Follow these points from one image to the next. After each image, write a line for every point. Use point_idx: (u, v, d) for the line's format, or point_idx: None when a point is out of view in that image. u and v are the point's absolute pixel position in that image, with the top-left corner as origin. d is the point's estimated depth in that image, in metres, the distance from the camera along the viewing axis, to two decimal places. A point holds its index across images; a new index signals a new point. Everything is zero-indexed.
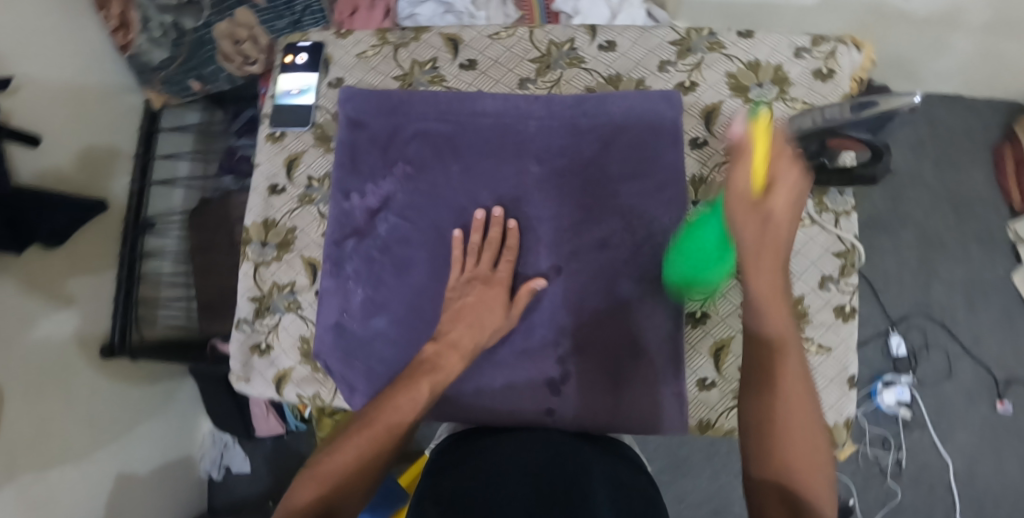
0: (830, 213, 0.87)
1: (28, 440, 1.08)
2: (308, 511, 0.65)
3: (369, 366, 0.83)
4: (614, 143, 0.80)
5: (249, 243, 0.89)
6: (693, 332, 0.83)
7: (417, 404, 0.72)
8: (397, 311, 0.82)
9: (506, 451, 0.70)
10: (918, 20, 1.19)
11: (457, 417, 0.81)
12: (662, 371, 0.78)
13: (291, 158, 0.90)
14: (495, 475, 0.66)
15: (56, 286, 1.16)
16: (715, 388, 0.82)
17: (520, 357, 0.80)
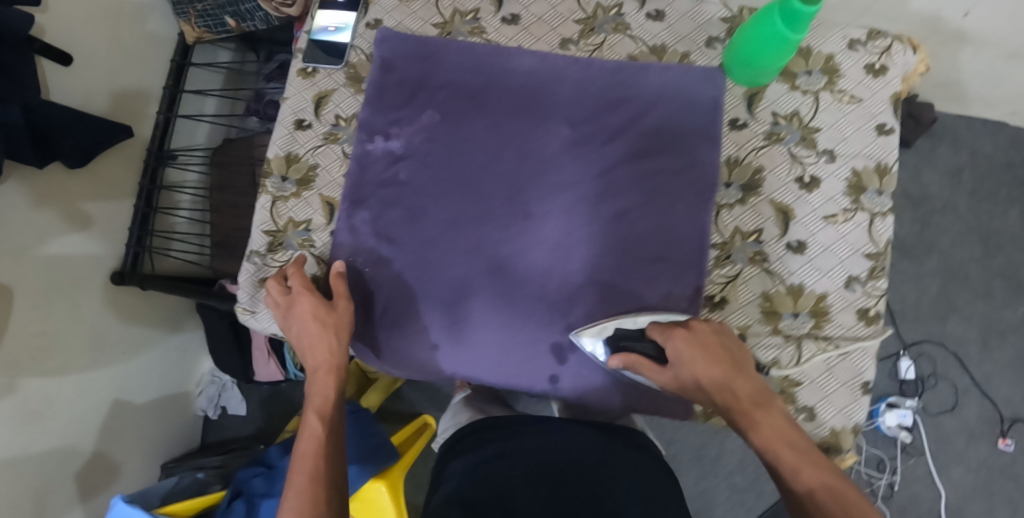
0: (864, 213, 0.78)
1: (31, 355, 1.13)
2: None
3: (372, 309, 0.79)
4: (646, 117, 0.77)
5: (269, 176, 0.82)
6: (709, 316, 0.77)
7: (318, 434, 0.73)
8: (403, 258, 0.78)
9: (504, 446, 0.82)
10: (971, 39, 1.15)
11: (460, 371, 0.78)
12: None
13: (321, 95, 0.84)
14: (498, 476, 0.78)
15: (69, 208, 1.17)
16: None
17: (524, 318, 0.75)
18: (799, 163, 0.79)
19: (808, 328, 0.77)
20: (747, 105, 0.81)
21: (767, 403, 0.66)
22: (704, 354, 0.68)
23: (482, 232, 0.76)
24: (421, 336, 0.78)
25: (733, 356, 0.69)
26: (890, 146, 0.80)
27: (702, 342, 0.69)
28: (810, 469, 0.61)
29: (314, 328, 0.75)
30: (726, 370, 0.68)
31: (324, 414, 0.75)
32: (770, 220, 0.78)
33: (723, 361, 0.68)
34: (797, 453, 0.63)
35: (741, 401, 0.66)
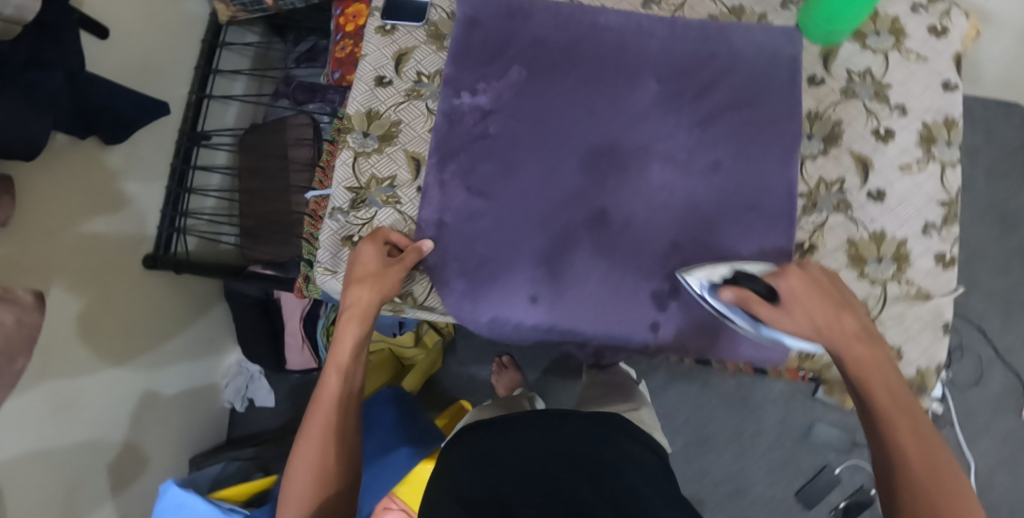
0: (937, 162, 0.81)
1: (63, 340, 1.08)
2: None
3: (465, 264, 0.77)
4: (732, 72, 0.80)
5: (350, 132, 0.80)
6: (799, 262, 0.80)
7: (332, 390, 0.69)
8: (497, 211, 0.77)
9: (507, 444, 0.84)
10: (998, 17, 1.20)
11: (560, 325, 0.76)
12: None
13: (400, 52, 0.82)
14: (498, 473, 0.79)
15: (104, 188, 1.13)
16: None
17: (621, 267, 0.76)
18: (875, 117, 0.82)
19: (892, 272, 0.79)
20: (824, 62, 0.84)
21: (874, 353, 0.66)
22: (816, 296, 0.68)
23: (576, 184, 0.77)
24: (518, 288, 0.76)
25: (848, 303, 0.69)
26: (955, 102, 0.83)
27: (815, 286, 0.69)
28: (905, 410, 0.61)
29: (364, 284, 0.72)
30: (837, 311, 0.68)
31: (346, 373, 0.70)
32: (851, 170, 0.81)
33: (835, 304, 0.68)
34: (911, 416, 0.62)
35: (850, 340, 0.66)
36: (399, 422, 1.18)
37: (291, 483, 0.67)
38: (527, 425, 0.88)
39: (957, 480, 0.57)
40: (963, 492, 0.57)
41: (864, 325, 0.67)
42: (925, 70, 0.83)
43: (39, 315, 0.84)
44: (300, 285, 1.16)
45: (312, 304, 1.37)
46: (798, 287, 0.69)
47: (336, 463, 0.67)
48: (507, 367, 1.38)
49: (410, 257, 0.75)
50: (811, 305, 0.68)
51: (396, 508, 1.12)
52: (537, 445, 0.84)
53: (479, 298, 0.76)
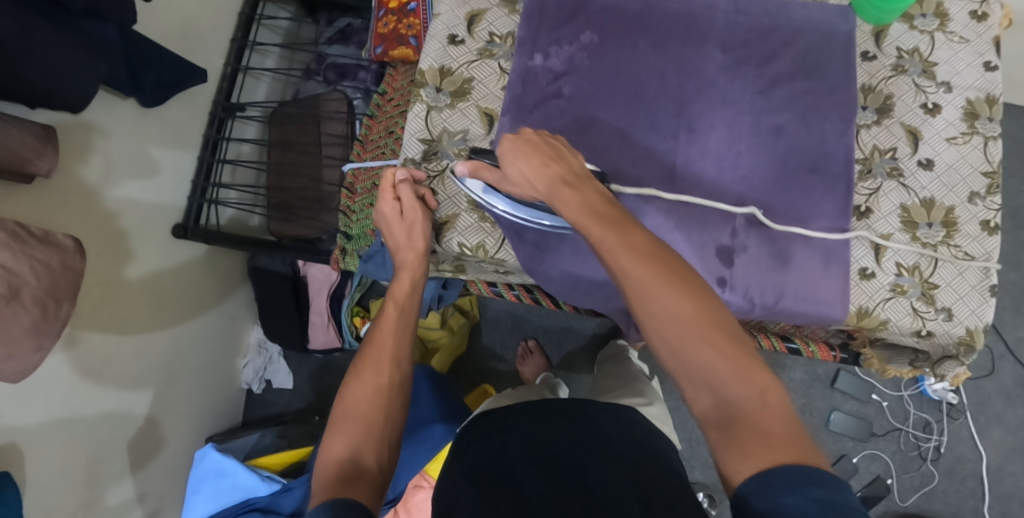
0: (979, 136, 0.84)
1: (94, 305, 1.05)
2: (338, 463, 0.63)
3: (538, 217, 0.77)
4: (792, 44, 0.81)
5: (423, 87, 0.81)
6: (856, 225, 0.81)
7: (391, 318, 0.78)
8: None
9: (518, 423, 0.79)
10: None
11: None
12: (829, 253, 0.77)
13: (473, 13, 0.82)
14: (507, 453, 0.75)
15: (139, 154, 1.12)
16: (876, 279, 0.79)
17: (691, 224, 0.76)
18: (923, 92, 0.84)
19: (941, 237, 0.81)
20: (875, 40, 0.86)
21: (582, 187, 0.66)
22: (523, 152, 0.69)
23: (644, 146, 0.77)
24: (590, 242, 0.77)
25: (555, 150, 0.69)
26: (996, 80, 0.85)
27: (526, 142, 0.69)
28: (615, 236, 0.61)
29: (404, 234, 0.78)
30: (546, 163, 0.68)
31: (403, 304, 0.80)
32: (903, 140, 0.83)
33: (542, 155, 0.68)
34: (632, 239, 0.61)
35: (557, 189, 0.66)
36: (434, 397, 1.16)
37: (347, 410, 0.69)
38: (543, 407, 0.83)
39: (670, 268, 0.59)
40: (684, 287, 0.59)
41: (567, 168, 0.67)
42: (968, 54, 0.86)
43: (78, 261, 0.79)
44: (337, 257, 1.14)
45: (338, 283, 1.33)
46: (509, 149, 0.70)
47: (394, 388, 0.72)
48: (533, 352, 1.38)
49: (406, 190, 0.77)
50: (515, 162, 0.69)
51: (427, 486, 1.15)
52: (550, 422, 0.79)
53: (550, 254, 0.78)
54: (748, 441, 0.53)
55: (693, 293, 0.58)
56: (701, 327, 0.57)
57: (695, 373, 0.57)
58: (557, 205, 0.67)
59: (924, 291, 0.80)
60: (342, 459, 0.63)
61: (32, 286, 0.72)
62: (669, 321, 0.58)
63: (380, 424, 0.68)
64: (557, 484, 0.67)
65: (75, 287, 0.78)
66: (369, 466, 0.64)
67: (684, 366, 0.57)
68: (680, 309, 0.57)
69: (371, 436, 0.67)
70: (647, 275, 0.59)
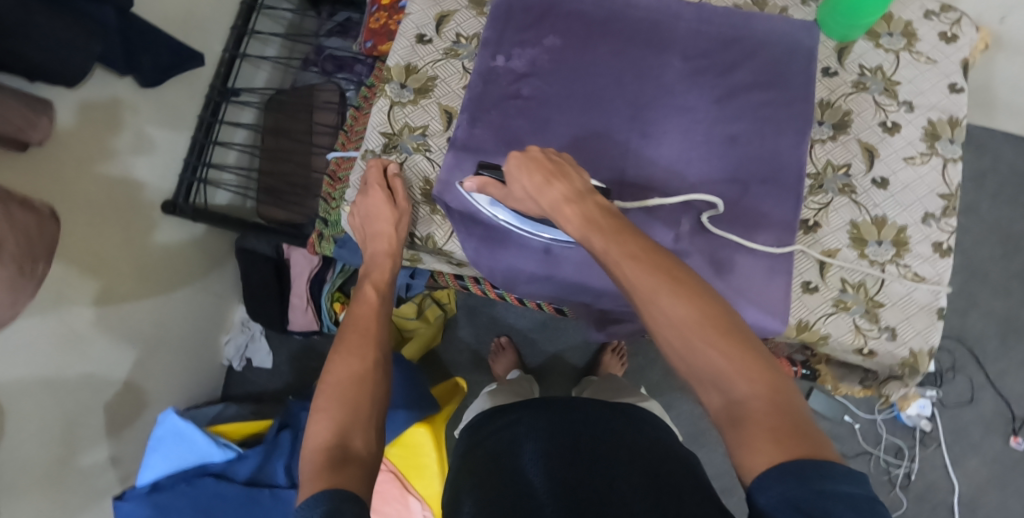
0: (938, 157, 0.85)
1: (81, 273, 1.09)
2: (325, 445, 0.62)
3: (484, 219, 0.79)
4: (754, 56, 0.82)
5: (388, 82, 0.83)
6: (803, 239, 0.81)
7: (372, 302, 0.79)
8: None
9: (526, 418, 0.86)
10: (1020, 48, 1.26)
11: (571, 277, 0.79)
12: (774, 265, 0.78)
13: (443, 13, 0.85)
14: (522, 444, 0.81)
15: (133, 131, 1.16)
16: (818, 293, 0.80)
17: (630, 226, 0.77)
18: (882, 110, 0.85)
19: (890, 255, 0.82)
20: (838, 56, 0.87)
21: (586, 202, 0.66)
22: (525, 169, 0.69)
23: (599, 150, 0.78)
24: (532, 242, 0.79)
25: (559, 166, 0.69)
26: (960, 103, 0.87)
27: (529, 159, 0.69)
28: (619, 248, 0.61)
29: (385, 219, 0.79)
30: (548, 178, 0.68)
31: (381, 286, 0.81)
32: (857, 157, 0.84)
33: (545, 172, 0.68)
34: (636, 250, 0.60)
35: (559, 205, 0.67)
36: (403, 384, 1.18)
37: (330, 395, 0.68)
38: (552, 407, 0.88)
39: (673, 275, 0.58)
40: (691, 298, 0.57)
41: (570, 183, 0.67)
42: (934, 76, 0.87)
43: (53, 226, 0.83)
44: (313, 240, 1.15)
45: (320, 267, 1.38)
46: (515, 166, 0.70)
47: (377, 371, 0.72)
48: (506, 349, 1.41)
49: (398, 186, 0.79)
50: (521, 180, 0.69)
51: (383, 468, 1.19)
52: (555, 424, 0.83)
53: (499, 247, 0.80)
54: (757, 435, 0.52)
55: (701, 302, 0.57)
56: (705, 329, 0.56)
57: (705, 377, 0.56)
58: (565, 223, 0.67)
59: (868, 309, 0.80)
60: (330, 443, 0.62)
61: (11, 245, 0.75)
62: (673, 327, 0.57)
63: (364, 408, 0.67)
64: (562, 483, 0.72)
65: (49, 249, 0.81)
66: (356, 449, 0.63)
67: (692, 369, 0.57)
68: (683, 312, 0.57)
69: (358, 419, 0.66)
70: (650, 284, 0.58)
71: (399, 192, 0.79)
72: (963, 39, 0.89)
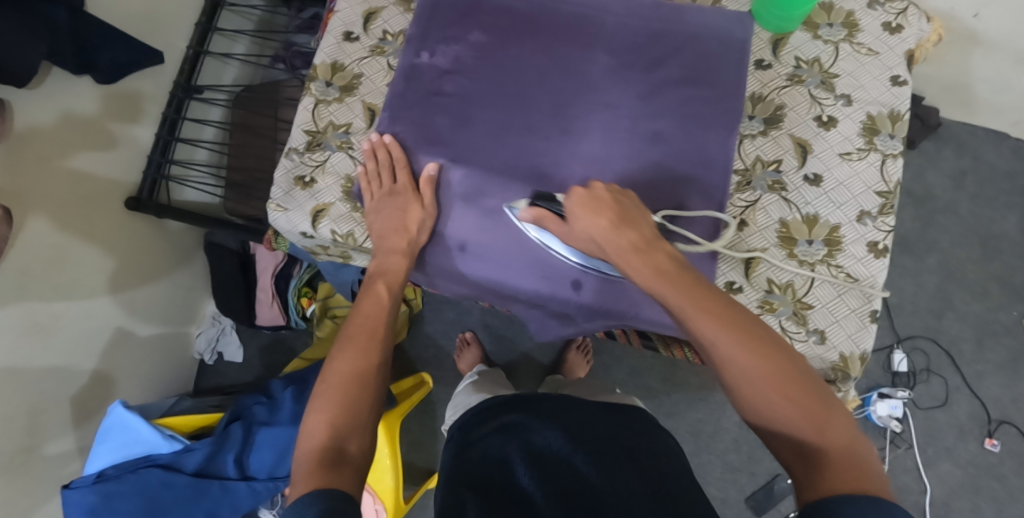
0: (877, 153, 0.82)
1: (43, 264, 1.11)
2: (318, 450, 0.63)
3: None
4: (684, 50, 0.80)
5: (314, 80, 0.85)
6: (729, 237, 0.80)
7: (383, 301, 0.76)
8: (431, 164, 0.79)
9: (528, 416, 0.85)
10: (993, 44, 1.23)
11: (484, 275, 0.81)
12: (697, 264, 0.77)
13: (370, 10, 0.86)
14: (528, 443, 0.80)
15: (96, 126, 1.18)
16: (742, 294, 0.79)
17: None
18: (819, 104, 0.83)
19: (822, 256, 0.80)
20: (772, 49, 0.85)
21: (654, 250, 0.67)
22: (590, 210, 0.69)
23: (519, 147, 0.78)
24: (447, 238, 0.80)
25: (623, 210, 0.69)
26: (903, 96, 0.84)
27: (591, 198, 0.70)
28: (694, 303, 0.62)
29: (412, 220, 0.77)
30: (614, 222, 0.69)
31: (394, 286, 0.77)
32: (790, 153, 0.82)
33: (610, 216, 0.69)
34: (710, 305, 0.62)
35: (625, 254, 0.67)
36: None
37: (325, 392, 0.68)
38: (550, 406, 0.88)
39: (747, 332, 0.60)
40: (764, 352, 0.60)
41: (637, 230, 0.68)
42: (876, 68, 0.84)
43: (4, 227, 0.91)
44: (268, 237, 1.11)
45: (285, 262, 1.39)
46: (579, 206, 0.70)
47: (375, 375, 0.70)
48: (471, 345, 1.41)
49: (430, 191, 0.78)
50: (585, 220, 0.69)
51: None
52: (558, 426, 0.82)
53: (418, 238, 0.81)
54: (831, 480, 0.54)
55: (774, 358, 0.60)
56: (777, 382, 0.58)
57: (779, 426, 0.58)
58: (633, 269, 0.67)
59: (795, 311, 0.79)
60: (325, 444, 0.63)
61: None
62: (750, 380, 0.59)
63: (355, 411, 0.67)
64: (563, 488, 0.72)
65: None
66: (350, 453, 0.64)
67: (764, 418, 0.59)
68: (761, 369, 0.59)
69: (356, 421, 0.66)
70: (725, 339, 0.60)
71: (429, 199, 0.78)
72: (909, 31, 0.86)
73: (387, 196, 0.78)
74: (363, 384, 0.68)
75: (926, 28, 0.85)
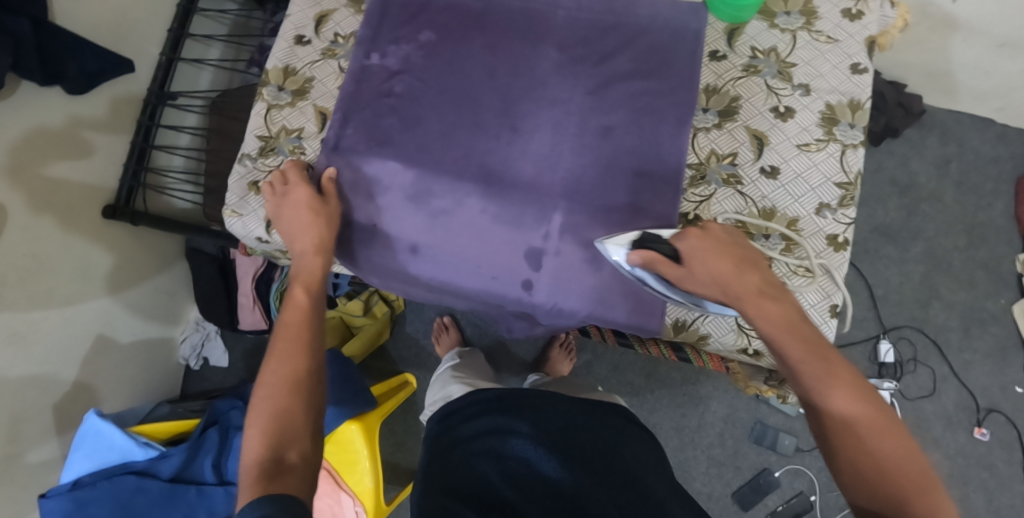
0: (837, 143, 0.80)
1: (20, 273, 1.11)
2: (258, 466, 0.62)
3: (352, 217, 0.81)
4: (634, 43, 0.79)
5: (267, 85, 0.85)
6: None
7: (304, 306, 0.74)
8: (379, 166, 0.79)
9: (508, 416, 0.82)
10: (972, 28, 1.21)
11: (435, 276, 0.80)
12: None
13: (322, 14, 0.87)
14: (505, 452, 0.78)
15: (71, 136, 1.18)
16: None
17: (494, 222, 0.78)
18: (775, 95, 0.82)
19: (779, 249, 0.78)
20: (728, 39, 0.84)
21: (778, 301, 0.66)
22: (713, 253, 0.68)
23: (469, 146, 0.78)
24: (398, 240, 0.80)
25: (749, 258, 0.69)
26: (864, 84, 0.82)
27: (713, 241, 0.69)
28: (823, 361, 0.62)
29: (312, 216, 0.76)
30: (737, 267, 0.68)
31: (312, 289, 0.76)
32: (745, 145, 0.81)
33: (736, 261, 0.68)
34: (847, 367, 0.63)
35: (750, 296, 0.66)
36: (333, 383, 1.19)
37: (259, 406, 0.67)
38: (527, 402, 0.85)
39: (871, 401, 0.61)
40: (878, 417, 0.60)
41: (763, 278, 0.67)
42: (835, 55, 0.82)
43: None
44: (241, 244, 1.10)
45: (265, 267, 1.40)
46: (707, 249, 0.69)
47: (309, 381, 0.69)
48: (449, 330, 1.41)
49: (330, 189, 0.78)
50: (708, 263, 0.69)
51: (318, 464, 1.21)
52: (536, 429, 0.79)
53: (367, 242, 0.81)
54: None
55: (892, 430, 0.59)
56: (897, 455, 0.58)
57: (885, 494, 0.57)
58: (756, 313, 0.66)
59: None
60: (264, 456, 0.63)
61: None
62: (871, 448, 0.59)
63: (294, 420, 0.66)
64: (541, 499, 0.72)
65: None
66: (291, 461, 0.64)
67: (869, 483, 0.58)
68: (887, 441, 0.59)
69: (296, 429, 0.66)
70: (852, 399, 0.61)
71: (330, 194, 0.79)
72: (870, 16, 0.84)
73: (282, 198, 0.78)
74: (298, 391, 0.68)
75: (889, 12, 0.83)
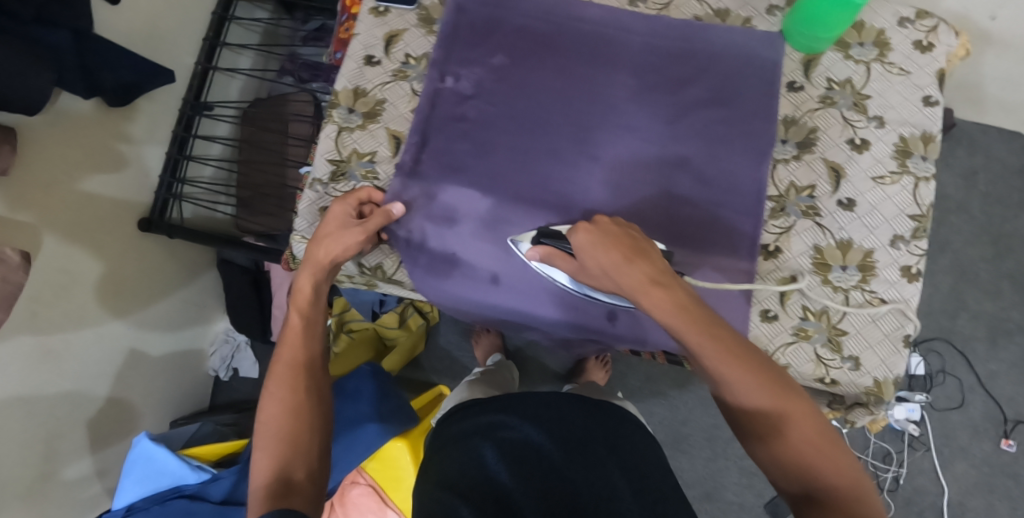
0: (910, 176, 0.81)
1: (55, 290, 1.09)
2: (265, 488, 0.63)
3: (433, 248, 0.82)
4: (708, 70, 0.83)
5: (337, 107, 0.86)
6: (764, 263, 0.79)
7: (297, 326, 0.75)
8: (455, 193, 0.82)
9: (511, 413, 0.81)
10: (1009, 45, 1.22)
11: (513, 306, 0.82)
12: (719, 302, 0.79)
13: (391, 34, 0.88)
14: (511, 447, 0.76)
15: (105, 148, 1.16)
16: (778, 321, 0.78)
17: None
18: (851, 126, 0.82)
19: (855, 281, 0.79)
20: (804, 69, 0.84)
21: (671, 288, 0.66)
22: (601, 248, 0.68)
23: (544, 171, 0.81)
24: (478, 270, 0.82)
25: (637, 245, 0.68)
26: (936, 117, 0.82)
27: (601, 235, 0.69)
28: (715, 345, 0.64)
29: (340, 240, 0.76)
30: (627, 257, 0.67)
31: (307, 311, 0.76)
32: (823, 177, 0.81)
33: (624, 251, 0.67)
34: (737, 348, 0.64)
35: (641, 287, 0.66)
36: (376, 400, 1.17)
37: (265, 429, 0.68)
38: (528, 401, 0.83)
39: (767, 375, 0.64)
40: (778, 394, 0.63)
41: (653, 265, 0.66)
42: (908, 87, 0.83)
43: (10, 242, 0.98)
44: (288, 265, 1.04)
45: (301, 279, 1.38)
46: (596, 243, 0.69)
47: (308, 402, 0.70)
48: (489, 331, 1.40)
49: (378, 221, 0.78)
50: (599, 257, 0.68)
51: (364, 481, 1.19)
52: (541, 424, 0.78)
53: (447, 272, 0.82)
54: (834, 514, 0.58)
55: (793, 400, 0.63)
56: (794, 421, 0.62)
57: (789, 463, 0.62)
58: (648, 306, 0.66)
59: (830, 338, 0.78)
60: (270, 478, 0.64)
61: None
62: (770, 420, 0.63)
63: (300, 436, 0.67)
64: (545, 488, 0.70)
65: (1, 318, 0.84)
66: (298, 481, 0.65)
67: (776, 455, 0.63)
68: (789, 410, 0.63)
69: (296, 448, 0.67)
70: (744, 377, 0.63)
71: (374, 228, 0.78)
72: (941, 49, 0.84)
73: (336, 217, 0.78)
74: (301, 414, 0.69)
75: (957, 43, 0.83)
